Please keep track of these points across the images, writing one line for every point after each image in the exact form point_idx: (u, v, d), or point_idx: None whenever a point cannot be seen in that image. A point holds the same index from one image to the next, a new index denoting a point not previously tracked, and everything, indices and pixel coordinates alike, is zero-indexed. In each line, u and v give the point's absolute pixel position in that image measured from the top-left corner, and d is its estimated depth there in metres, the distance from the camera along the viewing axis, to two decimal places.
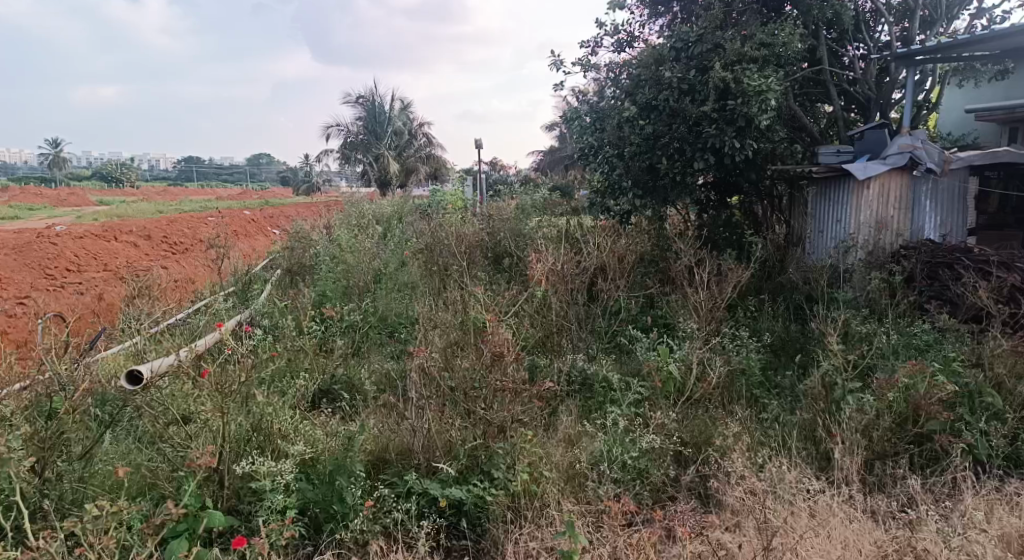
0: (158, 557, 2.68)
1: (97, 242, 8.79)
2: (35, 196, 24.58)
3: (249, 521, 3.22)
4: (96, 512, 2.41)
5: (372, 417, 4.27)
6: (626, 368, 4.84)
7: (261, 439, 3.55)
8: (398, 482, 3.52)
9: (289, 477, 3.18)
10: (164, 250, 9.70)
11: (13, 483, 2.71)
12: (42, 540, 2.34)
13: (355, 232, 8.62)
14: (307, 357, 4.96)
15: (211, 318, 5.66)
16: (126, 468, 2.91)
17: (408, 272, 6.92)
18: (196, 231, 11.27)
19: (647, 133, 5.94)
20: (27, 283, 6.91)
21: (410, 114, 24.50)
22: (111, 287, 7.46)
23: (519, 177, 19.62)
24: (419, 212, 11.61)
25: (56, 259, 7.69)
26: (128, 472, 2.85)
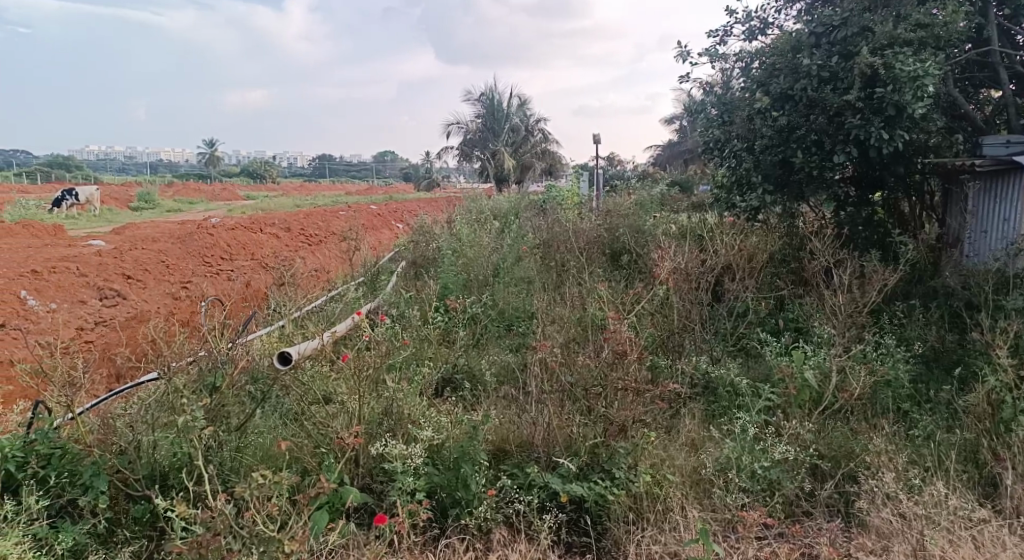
0: (306, 526, 2.81)
1: (245, 233, 9.60)
2: (194, 191, 27.28)
3: (381, 500, 3.39)
4: (261, 479, 2.59)
5: (493, 407, 4.37)
6: (754, 372, 4.63)
7: (392, 422, 3.73)
8: (518, 473, 3.57)
9: (418, 461, 3.33)
10: (301, 241, 10.44)
11: (193, 448, 3.03)
12: (217, 501, 2.54)
13: (473, 227, 8.83)
14: (431, 346, 5.15)
15: (346, 306, 6.03)
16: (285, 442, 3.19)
17: (526, 266, 7.01)
18: (329, 224, 12.03)
19: (780, 125, 5.61)
20: (190, 270, 7.70)
21: (529, 109, 24.73)
22: (258, 274, 8.13)
23: (638, 172, 19.25)
24: (536, 207, 11.71)
25: (213, 248, 8.52)
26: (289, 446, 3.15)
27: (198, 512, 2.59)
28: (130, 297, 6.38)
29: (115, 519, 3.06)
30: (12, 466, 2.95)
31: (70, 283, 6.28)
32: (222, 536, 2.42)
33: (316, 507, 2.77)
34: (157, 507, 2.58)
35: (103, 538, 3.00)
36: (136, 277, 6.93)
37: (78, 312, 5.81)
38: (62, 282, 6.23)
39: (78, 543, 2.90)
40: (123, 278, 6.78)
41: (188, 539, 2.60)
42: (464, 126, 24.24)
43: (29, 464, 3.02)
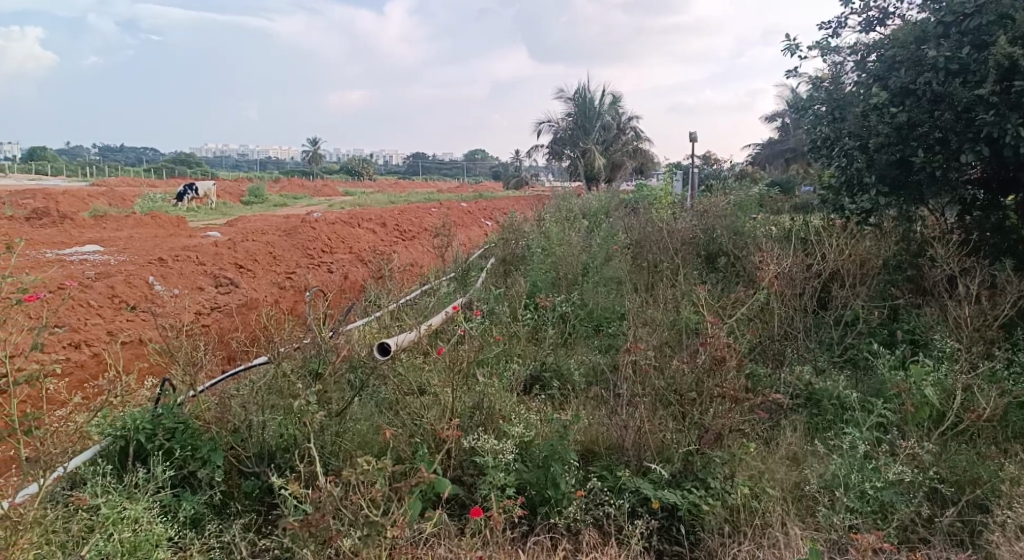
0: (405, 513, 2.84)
1: (344, 227, 10.00)
2: (298, 187, 28.73)
3: (471, 492, 3.43)
4: (366, 465, 2.65)
5: (582, 408, 4.33)
6: (863, 386, 4.35)
7: (483, 417, 3.77)
8: (608, 476, 3.52)
9: (509, 457, 3.34)
10: (395, 236, 10.76)
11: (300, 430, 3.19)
12: (326, 483, 2.61)
13: (563, 225, 8.80)
14: (520, 344, 5.16)
15: (438, 301, 6.15)
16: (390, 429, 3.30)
17: (616, 266, 6.90)
18: (422, 220, 12.33)
19: (899, 122, 5.22)
20: (294, 261, 8.11)
21: (621, 107, 24.38)
22: (356, 267, 8.45)
23: (734, 171, 18.60)
24: (627, 206, 11.54)
25: (315, 241, 8.94)
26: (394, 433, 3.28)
27: (308, 492, 2.69)
28: (241, 285, 6.79)
29: (229, 492, 3.27)
30: (142, 436, 3.20)
31: (190, 271, 6.75)
32: (329, 517, 2.51)
33: (418, 488, 2.78)
34: (272, 484, 2.69)
35: (218, 510, 3.21)
36: (247, 266, 7.37)
37: (196, 297, 6.23)
38: (183, 269, 6.72)
39: (196, 513, 3.10)
40: (235, 267, 7.22)
41: (299, 516, 2.71)
42: (554, 125, 24.23)
43: (156, 436, 3.27)
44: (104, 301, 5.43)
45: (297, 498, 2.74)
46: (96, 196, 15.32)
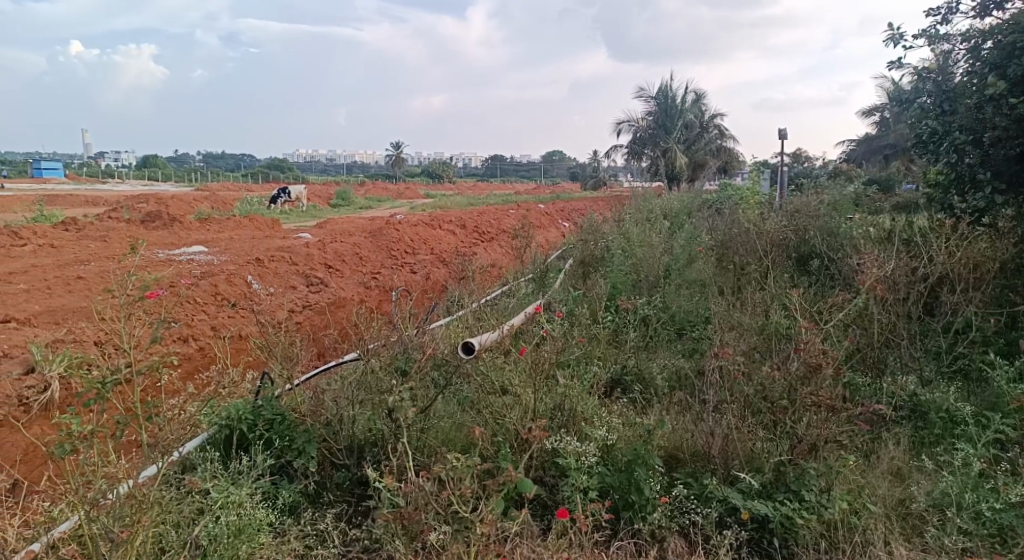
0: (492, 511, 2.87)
1: (425, 229, 10.20)
2: (381, 189, 29.60)
3: (553, 494, 3.42)
4: (455, 461, 2.70)
5: (666, 413, 4.23)
6: (975, 399, 4.04)
7: (565, 418, 3.75)
8: (694, 484, 3.41)
9: (592, 459, 3.31)
10: (475, 237, 10.89)
11: (392, 425, 3.30)
12: (414, 478, 2.67)
13: (644, 227, 8.62)
14: (600, 346, 5.09)
15: (517, 301, 6.16)
16: (475, 427, 3.34)
17: (700, 268, 6.71)
18: (501, 221, 12.41)
19: (1018, 114, 4.81)
20: (378, 262, 8.35)
21: (704, 105, 23.75)
22: (437, 268, 8.60)
23: (826, 169, 17.71)
24: (711, 207, 11.21)
25: (398, 242, 9.17)
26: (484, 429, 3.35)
27: (398, 486, 2.75)
28: (330, 284, 7.06)
29: (322, 483, 3.40)
30: (244, 426, 3.39)
31: (284, 271, 7.08)
32: (420, 511, 2.57)
33: (509, 485, 2.83)
34: (366, 475, 2.78)
35: (311, 499, 3.35)
36: (335, 266, 7.67)
37: (289, 295, 6.53)
38: (277, 268, 7.06)
39: (291, 501, 3.24)
40: (325, 267, 7.52)
41: (392, 508, 2.80)
42: (635, 124, 23.89)
43: (256, 426, 3.45)
44: (208, 298, 5.78)
45: (391, 490, 2.84)
46: (198, 200, 16.36)
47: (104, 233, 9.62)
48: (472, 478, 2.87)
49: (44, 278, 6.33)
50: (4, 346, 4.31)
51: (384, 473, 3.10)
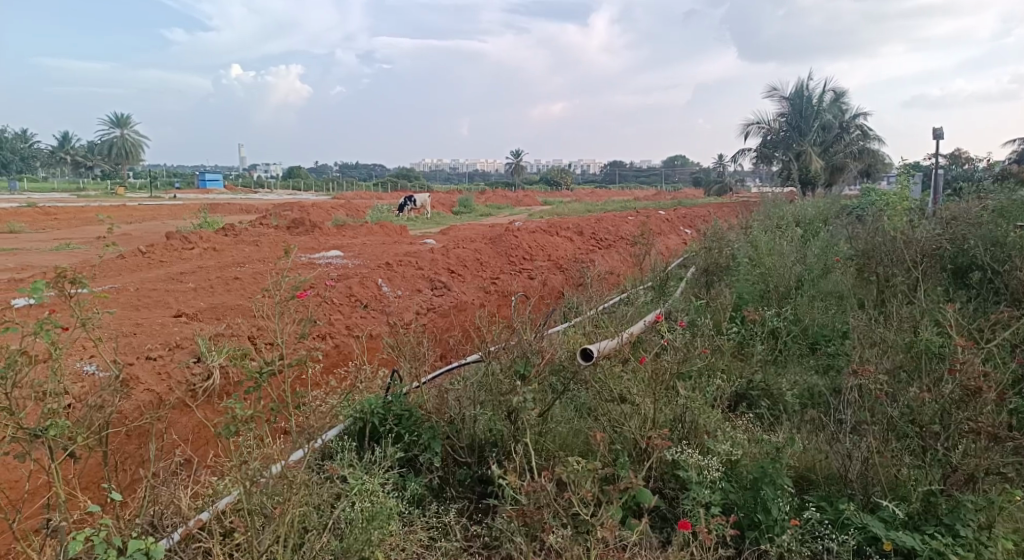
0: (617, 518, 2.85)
1: (544, 236, 10.31)
2: (502, 197, 30.20)
3: (673, 507, 3.34)
4: (577, 466, 2.74)
5: (796, 431, 4.00)
6: None
7: (686, 431, 3.67)
8: (828, 508, 3.21)
9: (715, 474, 3.21)
10: (592, 244, 10.86)
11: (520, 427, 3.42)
12: (537, 479, 2.73)
13: (774, 234, 8.20)
14: (724, 357, 4.91)
15: (637, 309, 6.08)
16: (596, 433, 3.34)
17: (837, 279, 6.28)
18: (619, 228, 12.29)
19: None
20: (498, 268, 8.54)
21: (844, 105, 22.25)
22: (555, 274, 8.66)
23: (988, 172, 15.99)
24: (850, 214, 10.47)
25: (517, 249, 9.33)
26: (607, 433, 3.37)
27: (521, 486, 2.82)
28: (452, 288, 7.32)
29: (445, 479, 3.55)
30: (376, 420, 3.64)
31: (411, 275, 7.44)
32: (544, 511, 2.64)
33: (632, 491, 2.85)
34: (492, 472, 2.88)
35: (435, 493, 3.51)
36: (458, 271, 7.95)
37: (415, 299, 6.84)
38: (405, 273, 7.43)
39: (417, 494, 3.40)
40: (448, 272, 7.81)
41: (514, 506, 2.88)
42: (765, 127, 22.84)
43: (387, 420, 3.68)
44: (344, 299, 6.20)
45: (514, 489, 2.93)
46: (335, 207, 17.55)
47: (256, 238, 10.54)
48: (593, 482, 2.89)
49: (207, 278, 7.07)
50: (176, 337, 4.87)
51: (506, 472, 3.19)
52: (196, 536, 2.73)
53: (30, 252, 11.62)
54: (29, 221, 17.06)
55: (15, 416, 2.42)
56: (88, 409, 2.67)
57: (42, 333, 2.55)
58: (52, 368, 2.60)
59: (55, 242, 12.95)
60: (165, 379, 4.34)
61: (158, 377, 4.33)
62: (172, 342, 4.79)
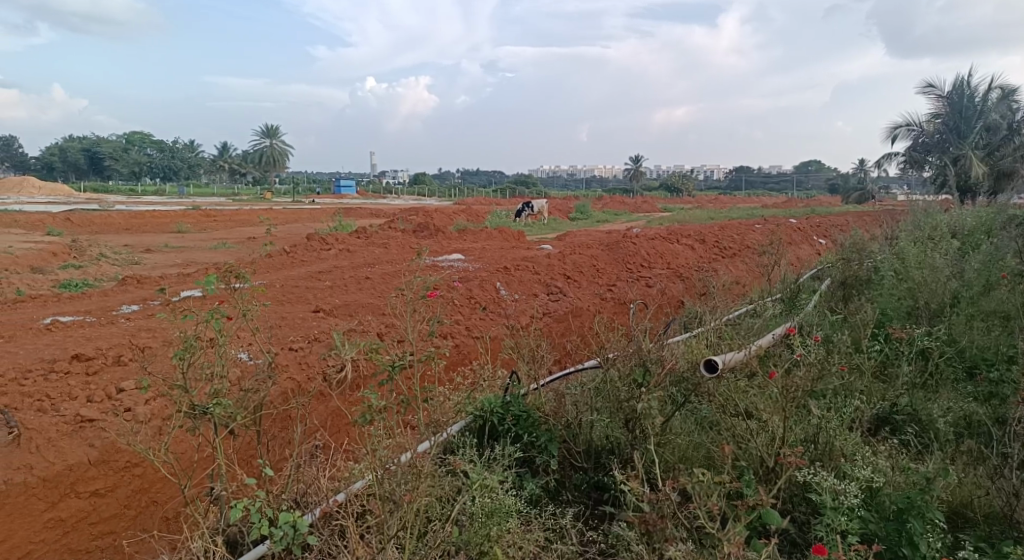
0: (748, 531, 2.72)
1: (664, 244, 10.09)
2: (621, 203, 29.95)
3: (805, 532, 3.15)
4: (701, 477, 2.71)
5: (949, 463, 3.66)
6: None
7: (819, 452, 3.46)
8: (988, 550, 2.89)
9: (854, 500, 2.98)
10: (715, 253, 10.48)
11: (645, 436, 3.37)
12: (661, 488, 2.70)
13: (925, 246, 7.50)
14: (865, 378, 4.55)
15: (765, 321, 5.80)
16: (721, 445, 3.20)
17: (1001, 298, 5.64)
18: (745, 237, 11.77)
19: None
20: (616, 275, 8.47)
21: (1014, 103, 19.85)
22: (675, 282, 8.45)
23: None
24: (1019, 224, 9.36)
25: (635, 256, 9.21)
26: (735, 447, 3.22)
27: (643, 494, 2.77)
28: (569, 294, 7.34)
29: (562, 482, 3.59)
30: (495, 418, 3.72)
31: (528, 279, 7.56)
32: (666, 520, 2.61)
33: (760, 509, 2.71)
34: (614, 476, 2.86)
35: (552, 495, 3.54)
36: (574, 277, 7.98)
37: (532, 303, 6.92)
38: (523, 277, 7.55)
39: (534, 495, 3.44)
40: (565, 278, 7.85)
41: (634, 513, 2.85)
42: (915, 128, 20.97)
43: (506, 420, 3.75)
44: (464, 301, 6.41)
45: (636, 495, 2.90)
46: (458, 213, 18.13)
47: (386, 240, 11.13)
48: (717, 495, 2.80)
49: (342, 277, 7.56)
50: (315, 331, 5.27)
51: (628, 478, 3.16)
52: (333, 516, 2.93)
53: (194, 250, 12.97)
54: (193, 222, 19.03)
55: (188, 393, 2.77)
56: (246, 392, 2.98)
57: (212, 321, 2.88)
58: (218, 352, 2.92)
59: (214, 242, 14.36)
60: (305, 369, 4.70)
61: (299, 366, 4.70)
62: (312, 335, 5.19)
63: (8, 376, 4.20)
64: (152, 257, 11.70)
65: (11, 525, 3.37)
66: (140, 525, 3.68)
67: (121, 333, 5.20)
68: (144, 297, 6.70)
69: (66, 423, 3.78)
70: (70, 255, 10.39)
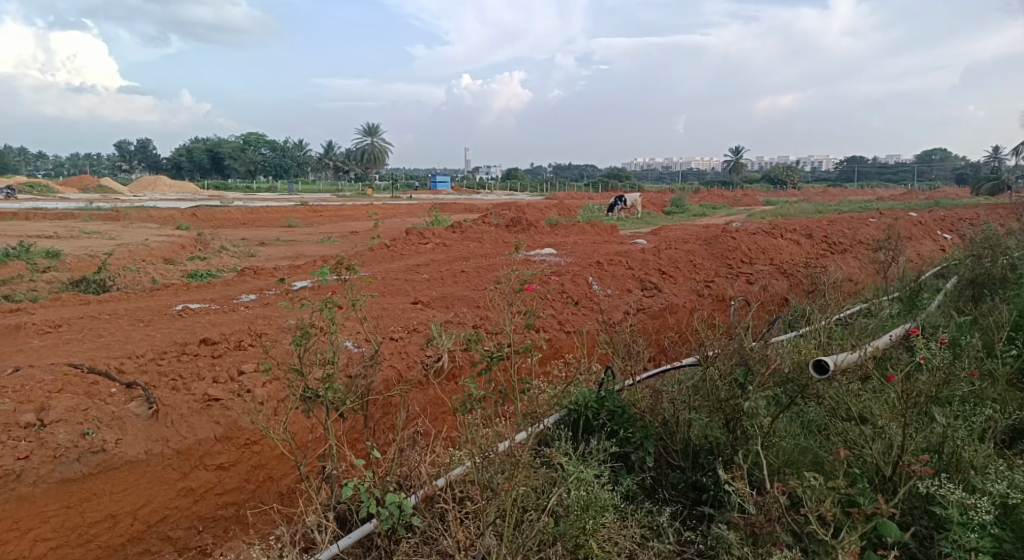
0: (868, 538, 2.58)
1: (767, 238, 9.66)
2: (720, 197, 28.96)
3: (926, 547, 2.94)
4: (815, 483, 2.58)
5: None
6: None
7: (943, 463, 3.22)
8: None
9: (986, 517, 2.75)
10: (824, 248, 9.91)
11: (754, 435, 3.23)
12: (771, 490, 2.61)
13: None
14: (999, 385, 4.16)
15: (881, 322, 5.44)
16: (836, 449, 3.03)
17: None
18: (858, 232, 11.05)
19: None
20: (714, 270, 8.20)
21: None
22: (779, 278, 8.07)
23: None
24: None
25: (736, 251, 8.88)
26: (849, 452, 3.05)
27: (753, 496, 2.68)
28: (663, 289, 7.19)
29: (658, 480, 3.54)
30: (590, 413, 3.72)
31: (622, 274, 7.46)
32: (774, 524, 2.52)
33: (877, 519, 2.59)
34: (720, 476, 2.78)
35: (647, 492, 3.52)
36: (670, 272, 7.80)
37: (626, 298, 6.84)
38: (617, 272, 7.47)
39: (630, 491, 3.42)
40: (660, 273, 7.70)
41: (739, 515, 2.77)
42: None
43: (600, 414, 3.74)
44: (557, 296, 6.42)
45: (741, 496, 2.83)
46: (551, 207, 18.14)
47: (480, 235, 11.31)
48: (831, 502, 2.67)
49: (439, 270, 7.77)
50: (414, 321, 5.45)
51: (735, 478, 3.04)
52: (435, 500, 3.06)
53: (302, 243, 13.73)
54: (302, 217, 20.11)
55: (303, 378, 2.94)
56: (355, 377, 3.13)
57: (325, 310, 3.04)
58: (331, 339, 3.08)
59: (321, 236, 15.11)
60: (405, 358, 4.87)
61: (400, 355, 4.87)
62: (411, 326, 5.37)
63: (146, 357, 4.61)
64: (266, 250, 12.49)
65: (150, 491, 3.71)
66: (259, 498, 3.99)
67: (240, 319, 5.58)
68: (260, 288, 7.16)
69: (195, 401, 4.09)
70: (196, 248, 11.27)
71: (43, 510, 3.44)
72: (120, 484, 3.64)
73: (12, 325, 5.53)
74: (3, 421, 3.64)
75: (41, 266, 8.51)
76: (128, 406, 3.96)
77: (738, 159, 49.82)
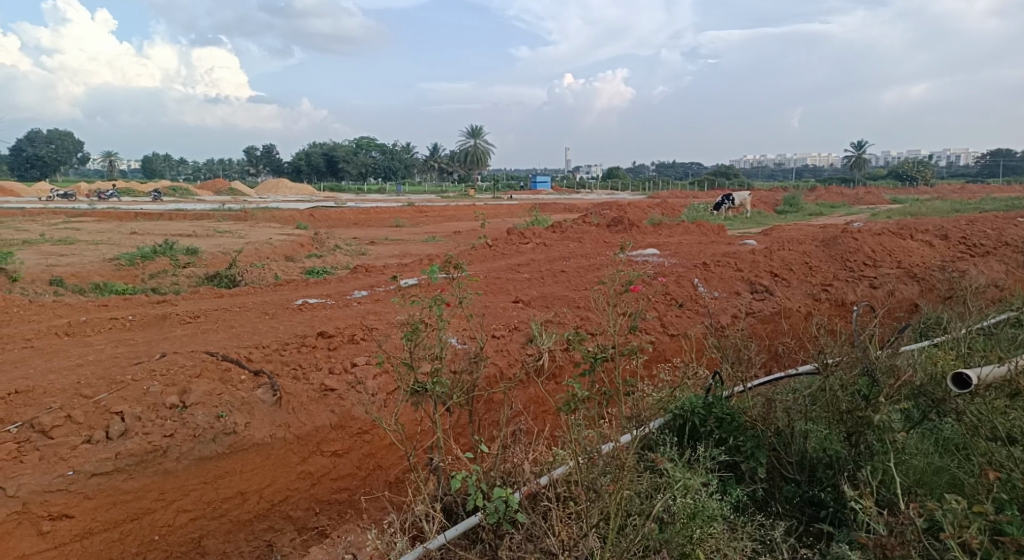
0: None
1: (893, 239, 8.95)
2: (839, 195, 27.18)
3: None
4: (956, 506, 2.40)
5: None
6: None
7: None
8: None
9: None
10: (962, 250, 9.05)
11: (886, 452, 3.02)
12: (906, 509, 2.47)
13: None
14: None
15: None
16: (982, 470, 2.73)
17: None
18: (1002, 231, 9.99)
19: None
20: (832, 272, 7.71)
21: None
22: (907, 282, 7.45)
23: None
24: None
25: (857, 252, 8.29)
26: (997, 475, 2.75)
27: (886, 517, 2.49)
28: (775, 292, 6.85)
29: (772, 492, 3.37)
30: (696, 419, 3.59)
31: (730, 276, 7.17)
32: (909, 548, 2.35)
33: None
34: (847, 494, 2.60)
35: (759, 505, 3.35)
36: (782, 275, 7.41)
37: (734, 301, 6.57)
38: (724, 274, 7.19)
39: (740, 502, 3.27)
40: (771, 275, 7.34)
41: (867, 536, 2.59)
42: None
43: (707, 421, 3.60)
44: (660, 298, 6.28)
45: (869, 516, 2.65)
46: (655, 207, 17.74)
47: (582, 235, 11.26)
48: (977, 529, 2.42)
49: (540, 269, 7.81)
50: (515, 320, 5.51)
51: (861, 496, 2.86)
52: (538, 497, 3.07)
53: (409, 242, 14.23)
54: (409, 218, 20.85)
55: (412, 372, 3.04)
56: (461, 373, 3.20)
57: (435, 307, 3.14)
58: (439, 336, 3.17)
59: (426, 235, 15.60)
60: (506, 356, 4.94)
61: (501, 353, 4.94)
62: (512, 324, 5.43)
63: (271, 347, 4.95)
64: (376, 248, 13.05)
65: (274, 473, 3.97)
66: (370, 485, 4.19)
67: (353, 315, 5.87)
68: (370, 285, 7.49)
69: (313, 391, 4.35)
70: (313, 247, 11.96)
71: (185, 484, 3.74)
72: (249, 465, 3.92)
73: (158, 315, 6.11)
74: (153, 401, 4.02)
75: (181, 262, 9.33)
76: (255, 393, 4.26)
77: (861, 154, 46.55)
